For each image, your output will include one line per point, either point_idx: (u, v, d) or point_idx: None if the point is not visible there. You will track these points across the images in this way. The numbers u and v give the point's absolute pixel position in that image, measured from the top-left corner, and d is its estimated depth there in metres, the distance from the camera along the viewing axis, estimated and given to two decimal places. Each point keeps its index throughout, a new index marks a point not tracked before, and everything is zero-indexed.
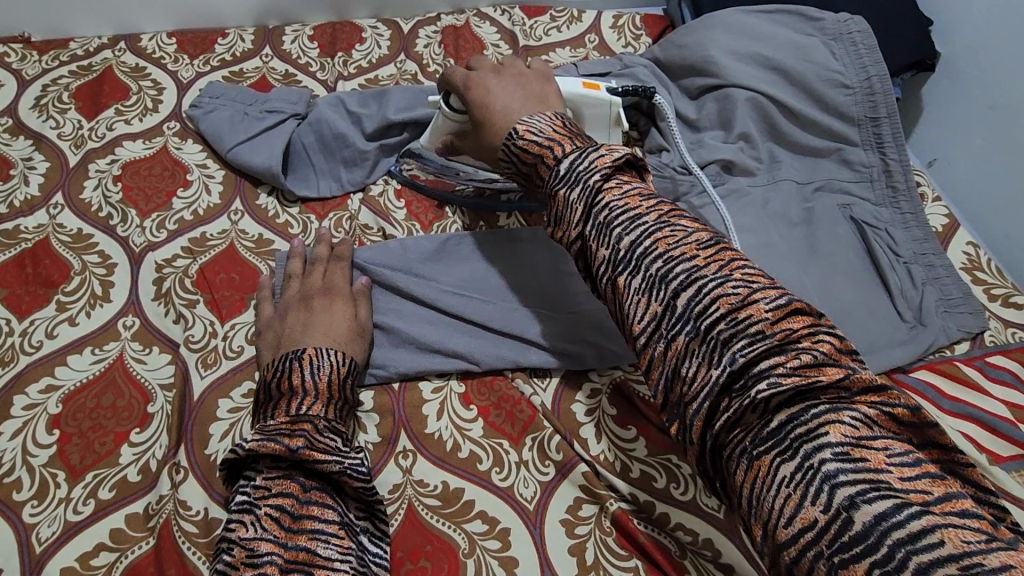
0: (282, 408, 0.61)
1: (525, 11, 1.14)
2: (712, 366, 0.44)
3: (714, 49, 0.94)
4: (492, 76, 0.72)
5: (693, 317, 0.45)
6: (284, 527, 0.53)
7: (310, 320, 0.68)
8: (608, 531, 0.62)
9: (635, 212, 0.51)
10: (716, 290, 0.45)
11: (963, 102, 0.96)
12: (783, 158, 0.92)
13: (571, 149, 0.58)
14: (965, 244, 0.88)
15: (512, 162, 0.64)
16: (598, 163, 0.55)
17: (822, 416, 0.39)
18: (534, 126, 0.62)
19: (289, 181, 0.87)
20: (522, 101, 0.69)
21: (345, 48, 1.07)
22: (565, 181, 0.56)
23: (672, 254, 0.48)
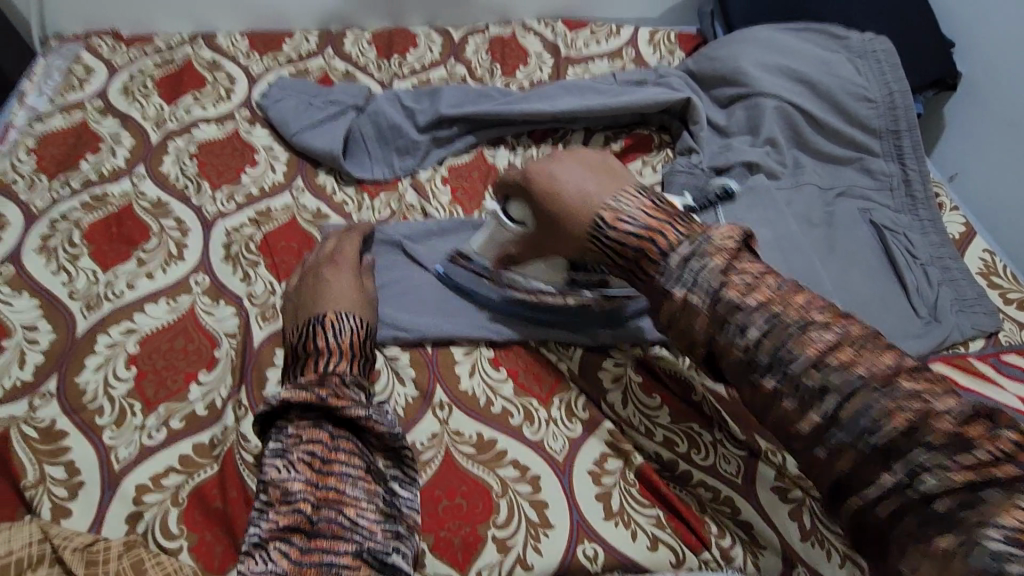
0: (311, 366, 0.63)
1: (567, 24, 1.22)
2: (885, 467, 0.43)
3: (744, 61, 1.01)
4: (548, 160, 0.65)
5: (864, 420, 0.44)
6: (315, 469, 0.56)
7: (320, 287, 0.72)
8: (633, 483, 0.67)
9: (780, 316, 0.49)
10: (819, 347, 0.47)
11: (983, 119, 1.01)
12: (807, 164, 0.97)
13: (679, 239, 0.54)
14: (980, 251, 0.92)
15: (600, 251, 0.59)
16: (715, 257, 0.52)
17: (930, 464, 0.41)
18: (626, 213, 0.57)
19: (347, 164, 0.95)
20: (596, 180, 0.61)
21: (400, 51, 1.16)
22: (687, 286, 0.52)
23: (824, 355, 0.46)
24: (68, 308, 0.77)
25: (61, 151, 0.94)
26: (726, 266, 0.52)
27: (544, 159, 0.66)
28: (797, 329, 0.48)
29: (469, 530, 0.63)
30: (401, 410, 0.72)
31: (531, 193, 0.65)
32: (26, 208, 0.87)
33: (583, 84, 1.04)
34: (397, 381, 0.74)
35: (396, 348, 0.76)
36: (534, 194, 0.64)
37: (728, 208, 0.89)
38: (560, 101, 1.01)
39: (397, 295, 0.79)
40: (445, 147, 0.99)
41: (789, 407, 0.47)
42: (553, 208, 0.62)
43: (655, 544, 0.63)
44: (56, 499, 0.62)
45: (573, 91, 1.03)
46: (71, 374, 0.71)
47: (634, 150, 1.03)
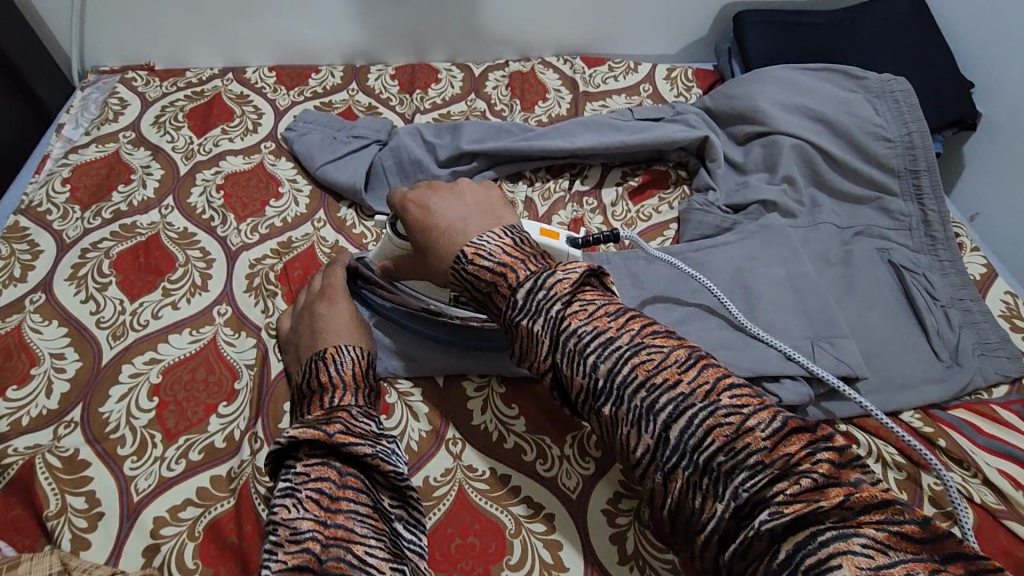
0: (317, 403, 0.65)
1: (585, 61, 1.25)
2: (715, 499, 0.45)
3: (762, 100, 1.02)
4: (427, 192, 0.71)
5: (688, 450, 0.46)
6: (323, 508, 0.55)
7: (318, 323, 0.73)
8: (648, 525, 0.66)
9: (684, 397, 0.47)
10: (708, 421, 0.46)
11: (1005, 160, 1.00)
12: (825, 202, 0.97)
13: (526, 275, 0.56)
14: (1003, 293, 0.91)
15: (463, 284, 0.61)
16: (571, 317, 0.52)
17: (820, 533, 0.39)
18: (484, 248, 0.59)
19: (367, 197, 0.97)
20: (465, 216, 0.66)
21: (422, 86, 1.19)
22: (530, 315, 0.54)
23: (652, 383, 0.48)
24: (94, 337, 0.79)
25: (94, 182, 0.98)
26: (589, 313, 0.52)
27: (420, 191, 0.72)
28: (677, 397, 0.47)
29: (482, 571, 0.63)
30: (415, 446, 0.72)
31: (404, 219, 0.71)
32: (59, 237, 0.90)
33: (601, 120, 1.05)
34: (411, 416, 0.74)
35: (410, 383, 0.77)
36: (410, 224, 0.70)
37: (745, 246, 0.90)
38: (578, 137, 1.02)
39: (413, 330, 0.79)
40: (465, 181, 1.01)
41: (675, 488, 0.47)
42: (423, 236, 0.68)
43: None
44: (76, 530, 0.63)
45: (591, 127, 1.04)
46: (96, 403, 0.73)
47: (651, 185, 1.03)
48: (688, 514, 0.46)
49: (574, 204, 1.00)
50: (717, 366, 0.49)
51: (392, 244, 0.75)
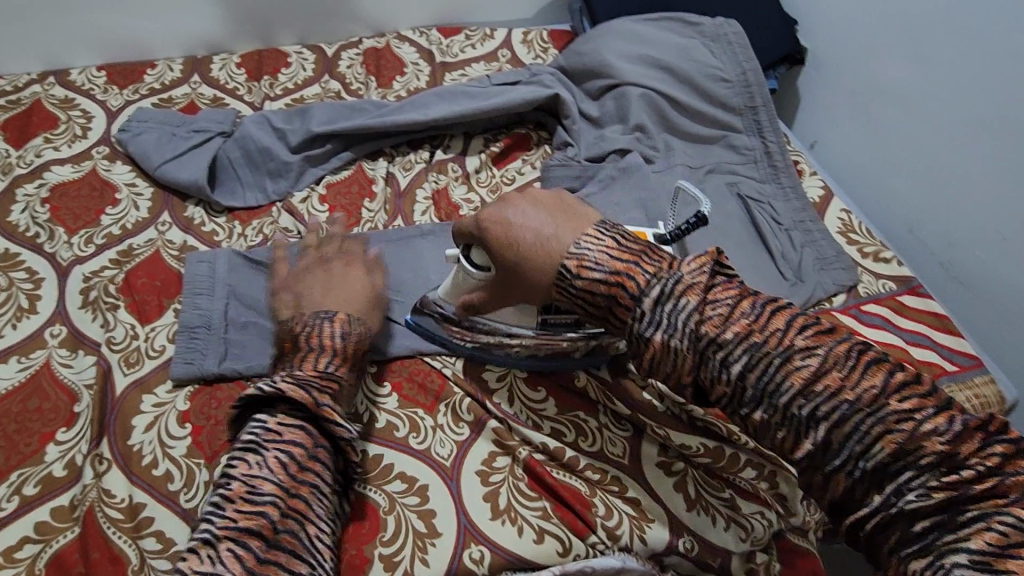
0: (311, 363, 0.64)
1: (441, 32, 1.24)
2: (755, 405, 0.51)
3: (608, 54, 1.05)
4: (505, 208, 0.61)
5: (741, 370, 0.51)
6: (289, 473, 0.56)
7: (333, 280, 0.73)
8: (521, 477, 0.68)
9: (852, 404, 0.47)
10: (765, 352, 0.50)
11: (832, 89, 1.08)
12: (677, 146, 1.01)
13: (649, 279, 0.54)
14: (839, 212, 0.99)
15: (570, 300, 0.58)
16: (688, 296, 0.52)
17: (969, 523, 0.44)
18: (591, 258, 0.56)
19: (214, 193, 0.92)
20: (555, 223, 0.59)
21: (271, 72, 1.14)
22: (663, 330, 0.52)
23: (715, 304, 0.53)
24: None
25: None
26: (703, 312, 0.52)
27: (499, 203, 0.62)
28: (906, 445, 0.46)
29: (355, 553, 0.62)
30: None
31: (483, 241, 0.61)
32: None
33: (456, 89, 1.04)
34: None
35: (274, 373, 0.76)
36: (490, 245, 0.61)
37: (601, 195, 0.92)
38: (433, 109, 1.01)
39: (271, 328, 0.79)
40: (321, 165, 0.97)
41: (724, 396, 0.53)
42: (507, 256, 0.60)
43: (541, 537, 0.64)
44: None
45: (445, 97, 1.03)
46: None
47: (513, 149, 1.04)
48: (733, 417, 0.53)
49: (435, 175, 0.99)
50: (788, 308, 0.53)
51: (466, 275, 0.67)
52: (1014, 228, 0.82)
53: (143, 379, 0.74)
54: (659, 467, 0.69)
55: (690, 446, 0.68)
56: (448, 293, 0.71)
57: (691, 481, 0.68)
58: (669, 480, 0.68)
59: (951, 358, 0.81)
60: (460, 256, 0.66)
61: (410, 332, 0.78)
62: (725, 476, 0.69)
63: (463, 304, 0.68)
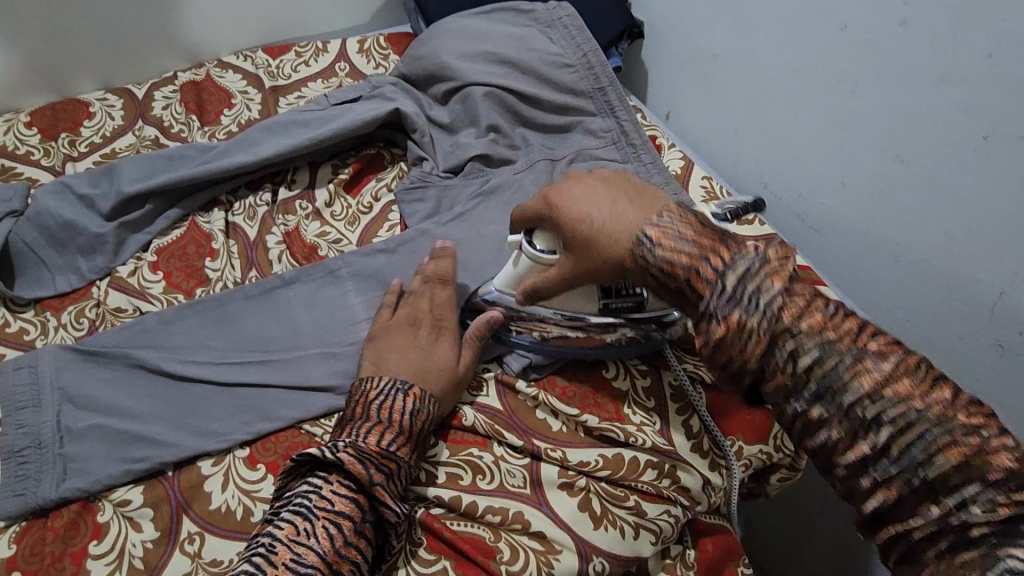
0: (376, 437, 0.61)
1: (268, 52, 1.13)
2: (861, 440, 0.46)
3: (446, 55, 1.00)
4: (574, 197, 0.62)
5: (839, 398, 0.47)
6: (335, 547, 0.55)
7: (390, 351, 0.70)
8: (420, 540, 0.64)
9: (834, 342, 0.48)
10: (854, 367, 0.47)
11: (672, 59, 1.09)
12: (534, 140, 0.98)
13: (729, 261, 0.51)
14: (701, 179, 1.00)
15: (642, 269, 0.56)
16: (773, 279, 0.50)
17: (940, 446, 0.44)
18: (667, 229, 0.55)
19: (14, 287, 0.78)
20: (617, 201, 0.60)
21: (70, 127, 0.99)
22: (735, 304, 0.49)
23: (800, 326, 0.49)
24: None
25: None
26: (787, 298, 0.49)
27: (562, 185, 0.64)
28: (912, 413, 0.45)
29: None
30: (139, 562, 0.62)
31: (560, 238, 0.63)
32: None
33: (286, 118, 0.94)
34: (131, 527, 0.64)
35: (121, 485, 0.66)
36: (560, 228, 0.62)
37: (473, 213, 0.88)
38: (264, 145, 0.91)
39: (108, 434, 0.68)
40: (143, 229, 0.85)
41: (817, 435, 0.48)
42: (579, 235, 0.60)
43: None
44: None
45: (277, 129, 0.93)
46: None
47: (366, 172, 0.96)
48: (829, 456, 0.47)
49: (282, 218, 0.89)
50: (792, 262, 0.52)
51: (536, 261, 0.68)
52: (914, 200, 0.80)
53: None
54: (559, 488, 0.68)
55: (587, 462, 0.69)
56: (506, 285, 0.73)
57: (595, 497, 0.68)
58: (571, 499, 0.67)
59: None
60: (524, 244, 0.68)
61: (278, 400, 0.72)
62: (626, 483, 0.69)
63: (527, 292, 0.69)
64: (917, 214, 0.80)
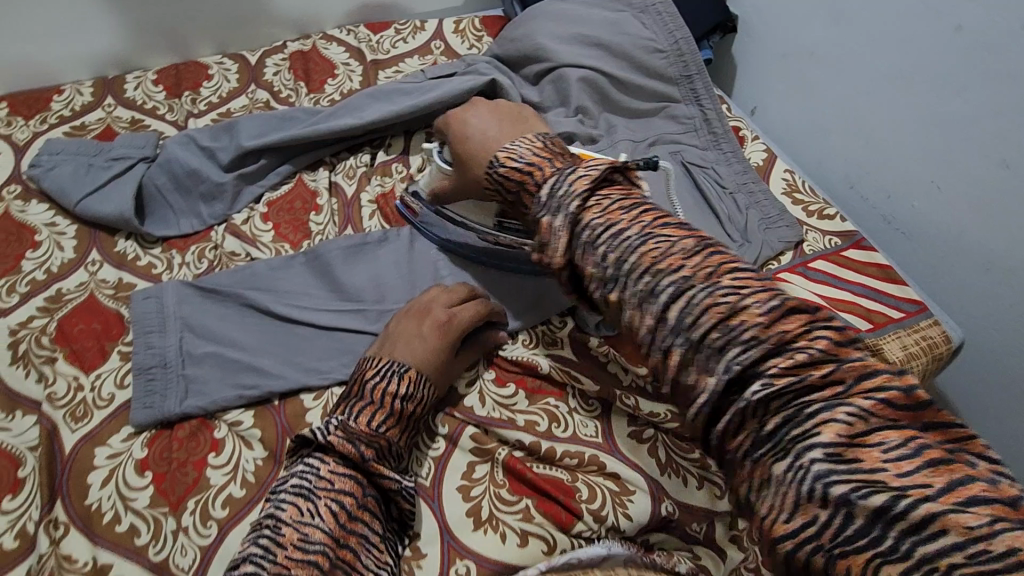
0: (366, 416, 0.62)
1: (369, 28, 1.19)
2: (708, 373, 0.45)
3: (542, 37, 1.04)
4: (467, 108, 0.73)
5: (684, 328, 0.46)
6: (340, 523, 0.56)
7: (405, 327, 0.69)
8: (501, 481, 0.67)
9: (688, 279, 0.47)
10: (707, 301, 0.46)
11: (764, 51, 1.10)
12: (619, 124, 1.01)
13: (552, 171, 0.58)
14: (782, 172, 1.01)
15: (495, 187, 0.64)
16: (629, 224, 0.51)
17: (816, 414, 0.40)
18: (517, 152, 0.62)
19: (146, 225, 0.87)
20: (499, 125, 0.69)
21: (192, 87, 1.07)
22: (549, 210, 0.55)
23: (659, 267, 0.48)
24: None
25: None
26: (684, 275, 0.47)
27: (464, 109, 0.74)
28: (802, 368, 0.42)
29: None
30: (251, 476, 0.67)
31: (446, 134, 0.73)
32: None
33: (390, 87, 1.00)
34: (243, 446, 0.69)
35: (236, 408, 0.72)
36: (448, 138, 0.72)
37: None
38: (368, 110, 0.97)
39: (226, 360, 0.74)
40: (257, 182, 0.92)
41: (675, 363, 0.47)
42: (460, 150, 0.70)
43: (525, 539, 0.63)
44: None
45: (380, 96, 0.99)
46: None
47: None
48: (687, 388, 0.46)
49: (380, 180, 0.95)
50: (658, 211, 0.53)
51: (439, 170, 0.77)
52: (943, 174, 0.85)
53: (92, 432, 0.69)
54: (630, 437, 0.70)
55: (657, 413, 0.71)
56: (426, 183, 0.81)
57: (662, 446, 0.70)
58: (642, 448, 0.70)
59: (896, 305, 0.84)
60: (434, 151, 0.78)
61: None
62: (693, 438, 0.70)
63: (435, 194, 0.79)
64: (994, 218, 0.81)
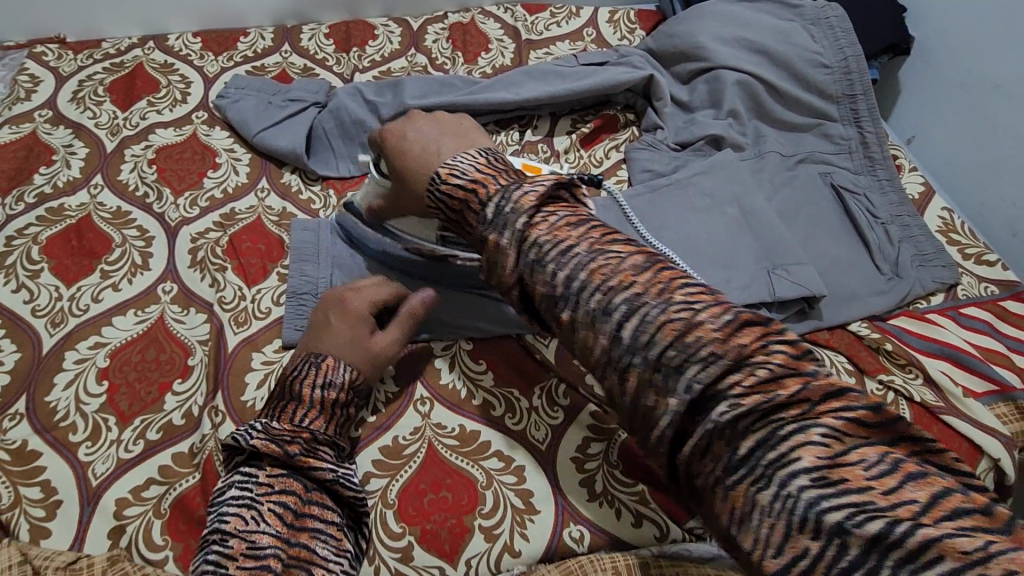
0: (287, 415, 0.62)
1: (526, 8, 1.22)
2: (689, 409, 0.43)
3: (703, 36, 1.03)
4: (403, 122, 0.69)
5: (678, 366, 0.43)
6: (287, 523, 0.56)
7: (317, 328, 0.69)
8: (616, 462, 0.68)
9: (664, 299, 0.44)
10: (661, 318, 0.44)
11: (938, 79, 1.04)
12: (768, 134, 0.99)
13: (496, 188, 0.54)
14: (940, 209, 0.95)
15: (438, 207, 0.59)
16: (491, 177, 0.55)
17: (791, 437, 0.39)
18: (458, 168, 0.57)
19: (310, 162, 0.94)
20: (440, 138, 0.65)
21: (359, 44, 1.15)
22: (496, 226, 0.52)
23: (672, 322, 0.43)
24: (32, 326, 0.76)
25: (12, 166, 0.92)
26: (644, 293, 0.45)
27: (400, 122, 0.69)
28: (784, 401, 0.40)
29: (455, 522, 0.64)
30: (382, 407, 0.72)
31: (384, 151, 0.68)
32: None
33: (545, 68, 1.03)
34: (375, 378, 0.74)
35: None
36: (387, 153, 0.67)
37: (700, 181, 0.89)
38: (523, 88, 1.00)
39: None
40: None
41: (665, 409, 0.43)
42: (401, 160, 0.66)
43: (639, 520, 0.64)
44: (34, 521, 0.63)
45: (536, 76, 1.02)
46: (41, 392, 0.71)
47: (603, 130, 1.02)
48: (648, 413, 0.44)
49: (525, 154, 0.98)
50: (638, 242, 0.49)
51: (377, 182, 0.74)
52: None
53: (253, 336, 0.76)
54: None
55: None
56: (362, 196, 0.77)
57: None
58: None
59: None
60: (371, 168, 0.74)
61: None
62: None
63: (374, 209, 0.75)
64: None
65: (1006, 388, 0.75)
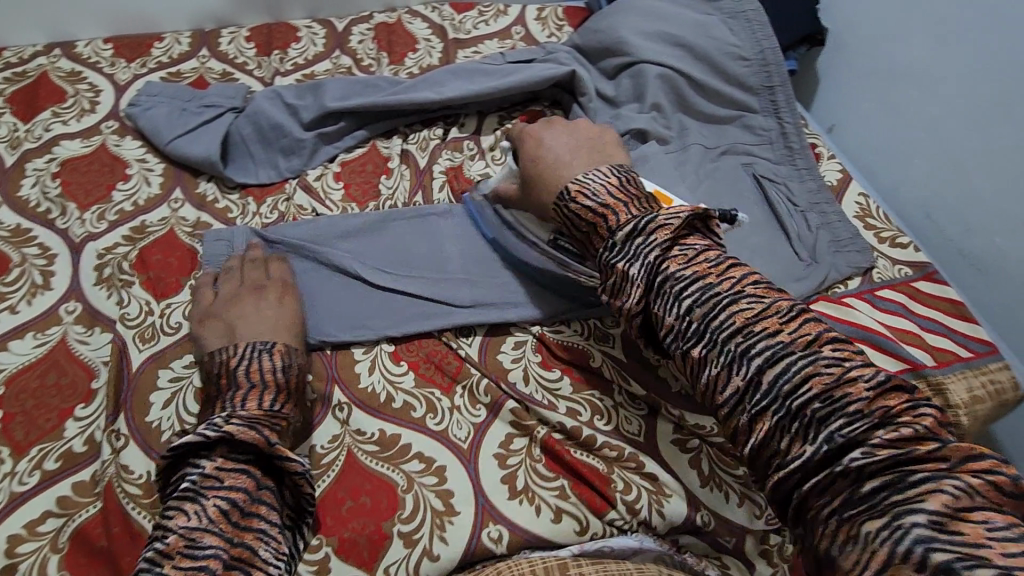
0: (237, 394, 0.63)
1: (454, 7, 1.21)
2: (806, 441, 0.48)
3: (625, 31, 1.03)
4: (541, 127, 0.76)
5: (783, 395, 0.50)
6: (233, 522, 0.54)
7: (239, 308, 0.71)
8: (538, 458, 0.68)
9: (783, 343, 0.51)
10: (809, 370, 0.49)
11: (853, 68, 1.06)
12: (691, 127, 1.00)
13: (627, 218, 0.62)
14: (856, 196, 0.98)
15: (564, 218, 0.68)
16: (682, 255, 0.57)
17: (920, 484, 0.44)
18: (590, 186, 0.66)
19: (227, 170, 0.91)
20: (575, 152, 0.72)
21: (281, 46, 1.12)
22: (677, 312, 0.56)
23: (751, 329, 0.52)
24: None
25: None
26: (735, 311, 0.54)
27: (538, 127, 0.77)
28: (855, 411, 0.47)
29: (374, 528, 0.63)
30: None
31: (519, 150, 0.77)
32: None
33: (470, 66, 1.02)
34: None
35: None
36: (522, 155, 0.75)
37: None
38: (448, 87, 0.99)
39: None
40: (335, 143, 0.95)
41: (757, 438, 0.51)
42: (534, 165, 0.73)
43: (558, 516, 0.64)
44: None
45: (460, 75, 1.01)
46: None
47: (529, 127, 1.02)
48: (770, 453, 0.50)
49: (450, 154, 0.96)
50: (743, 266, 0.58)
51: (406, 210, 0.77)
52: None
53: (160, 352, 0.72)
54: (675, 444, 0.69)
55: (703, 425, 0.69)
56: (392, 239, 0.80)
57: (706, 459, 0.69)
58: (684, 457, 0.68)
59: (967, 343, 0.81)
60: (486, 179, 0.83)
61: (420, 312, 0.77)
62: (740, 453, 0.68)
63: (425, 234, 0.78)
64: None
65: (920, 368, 0.76)
